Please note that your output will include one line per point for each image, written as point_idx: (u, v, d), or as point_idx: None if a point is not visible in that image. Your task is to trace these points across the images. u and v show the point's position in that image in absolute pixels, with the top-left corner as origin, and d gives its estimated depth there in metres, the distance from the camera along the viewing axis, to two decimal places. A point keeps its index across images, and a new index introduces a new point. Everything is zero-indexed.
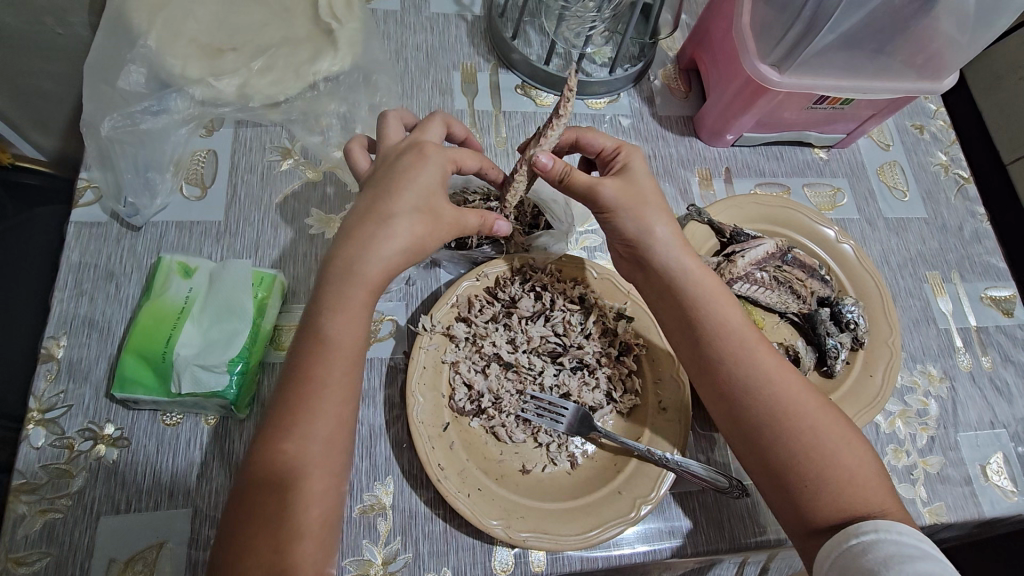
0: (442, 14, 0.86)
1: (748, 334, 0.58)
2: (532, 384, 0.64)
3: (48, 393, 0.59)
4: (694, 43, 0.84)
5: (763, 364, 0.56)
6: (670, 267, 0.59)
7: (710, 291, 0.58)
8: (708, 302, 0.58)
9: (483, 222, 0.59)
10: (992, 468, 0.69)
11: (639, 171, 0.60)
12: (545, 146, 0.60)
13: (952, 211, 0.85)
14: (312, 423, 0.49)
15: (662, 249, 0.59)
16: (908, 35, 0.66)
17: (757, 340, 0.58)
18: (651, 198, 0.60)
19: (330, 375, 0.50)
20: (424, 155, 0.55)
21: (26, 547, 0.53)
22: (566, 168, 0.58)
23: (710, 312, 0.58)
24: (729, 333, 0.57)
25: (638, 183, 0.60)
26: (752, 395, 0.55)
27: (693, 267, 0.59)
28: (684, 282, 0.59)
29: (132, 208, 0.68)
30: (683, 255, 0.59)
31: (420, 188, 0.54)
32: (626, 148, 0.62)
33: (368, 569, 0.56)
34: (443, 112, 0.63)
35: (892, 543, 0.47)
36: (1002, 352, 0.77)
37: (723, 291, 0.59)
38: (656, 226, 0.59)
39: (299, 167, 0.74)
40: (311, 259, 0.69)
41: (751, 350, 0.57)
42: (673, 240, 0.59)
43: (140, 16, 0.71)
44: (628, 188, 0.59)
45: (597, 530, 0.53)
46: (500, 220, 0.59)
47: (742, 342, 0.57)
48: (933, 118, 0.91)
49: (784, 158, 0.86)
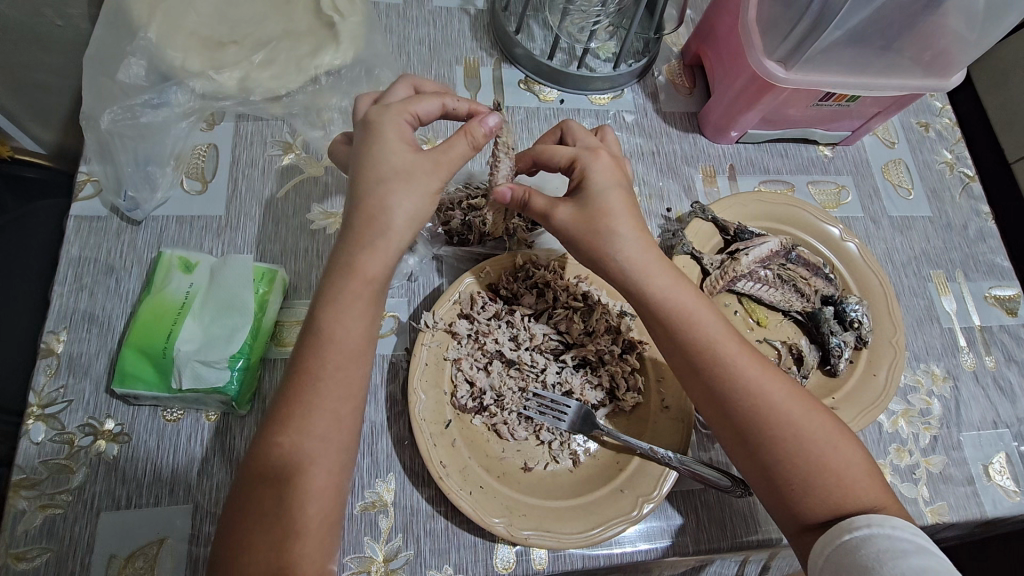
0: (445, 8, 0.85)
1: (727, 346, 0.55)
2: (534, 382, 0.64)
3: (48, 389, 0.59)
4: (699, 39, 0.83)
5: (745, 373, 0.55)
6: (639, 287, 0.57)
7: (688, 305, 0.56)
8: (683, 316, 0.56)
9: (471, 138, 0.54)
10: (994, 468, 0.69)
11: (603, 183, 0.57)
12: (501, 175, 0.62)
13: (957, 210, 0.85)
14: (315, 422, 0.49)
15: (633, 266, 0.56)
16: (914, 32, 0.65)
17: (738, 351, 0.55)
18: (616, 211, 0.56)
19: (325, 372, 0.50)
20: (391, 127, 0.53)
21: (26, 542, 0.52)
22: (525, 191, 0.58)
23: (685, 327, 0.56)
24: (707, 345, 0.55)
25: (598, 199, 0.56)
26: (734, 407, 0.54)
27: (665, 284, 0.56)
28: (657, 297, 0.56)
29: (132, 202, 0.67)
30: (656, 272, 0.56)
31: (401, 169, 0.51)
32: (581, 158, 0.58)
33: (369, 567, 0.55)
34: (409, 76, 0.62)
35: (886, 538, 0.47)
36: (1006, 351, 0.76)
37: (700, 301, 0.57)
38: (627, 240, 0.56)
39: (299, 161, 0.73)
40: (313, 254, 0.69)
41: (731, 363, 0.55)
42: (643, 253, 0.56)
43: (140, 9, 0.70)
44: (588, 210, 0.56)
45: (599, 529, 0.53)
46: (483, 121, 0.54)
47: (721, 355, 0.55)
48: (938, 116, 0.91)
49: (788, 155, 0.85)
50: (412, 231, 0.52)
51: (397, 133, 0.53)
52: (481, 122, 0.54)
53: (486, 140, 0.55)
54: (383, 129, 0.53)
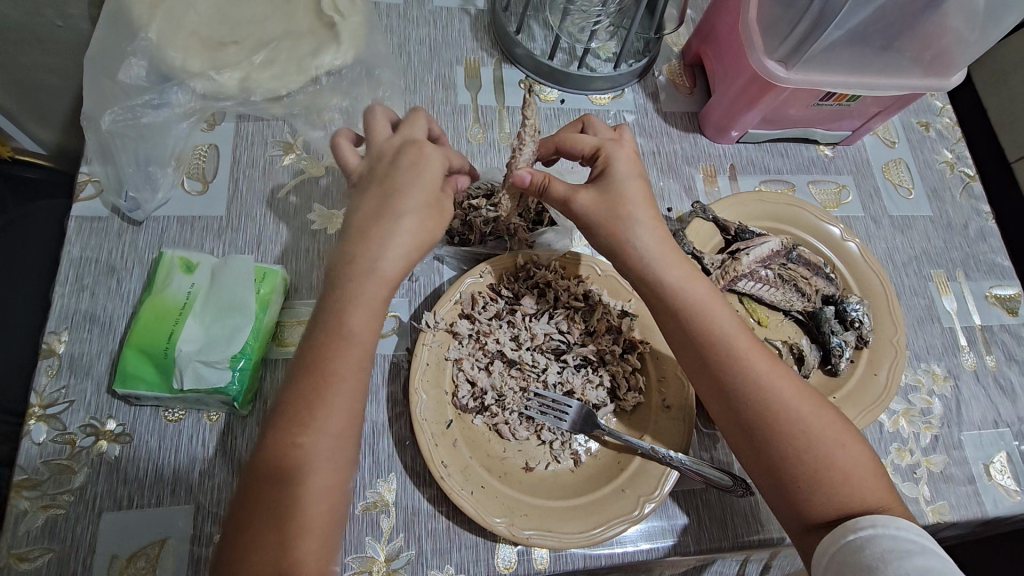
0: (445, 8, 0.85)
1: (739, 341, 0.55)
2: (536, 381, 0.64)
3: (49, 389, 0.59)
4: (700, 39, 0.83)
5: (755, 368, 0.55)
6: (652, 279, 0.57)
7: (699, 300, 0.56)
8: (694, 310, 0.56)
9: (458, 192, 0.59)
10: (995, 468, 0.69)
11: (623, 174, 0.57)
12: (522, 160, 0.62)
13: (957, 209, 0.85)
14: (325, 419, 0.49)
15: (645, 259, 0.56)
16: (915, 32, 0.65)
17: (749, 346, 0.56)
18: (632, 205, 0.57)
19: (331, 370, 0.50)
20: (425, 154, 0.56)
21: (27, 543, 0.52)
22: (544, 176, 0.58)
23: (696, 320, 0.56)
24: (718, 340, 0.55)
25: (617, 189, 0.57)
26: (744, 401, 0.54)
27: (678, 279, 0.56)
28: (669, 291, 0.56)
29: (133, 203, 0.67)
30: (669, 267, 0.56)
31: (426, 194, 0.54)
32: (605, 147, 0.59)
33: (370, 567, 0.55)
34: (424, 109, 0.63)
35: (889, 539, 0.47)
36: (1006, 350, 0.76)
37: (712, 296, 0.57)
38: (639, 235, 0.56)
39: (300, 161, 0.73)
40: (313, 255, 0.69)
41: (742, 358, 0.55)
42: (656, 247, 0.57)
43: (140, 9, 0.70)
44: (604, 200, 0.57)
45: (600, 528, 0.53)
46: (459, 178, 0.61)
47: (732, 350, 0.55)
48: (939, 115, 0.91)
49: (788, 155, 0.85)
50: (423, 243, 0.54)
51: (427, 161, 0.55)
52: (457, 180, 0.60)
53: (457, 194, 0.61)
54: (419, 154, 0.56)
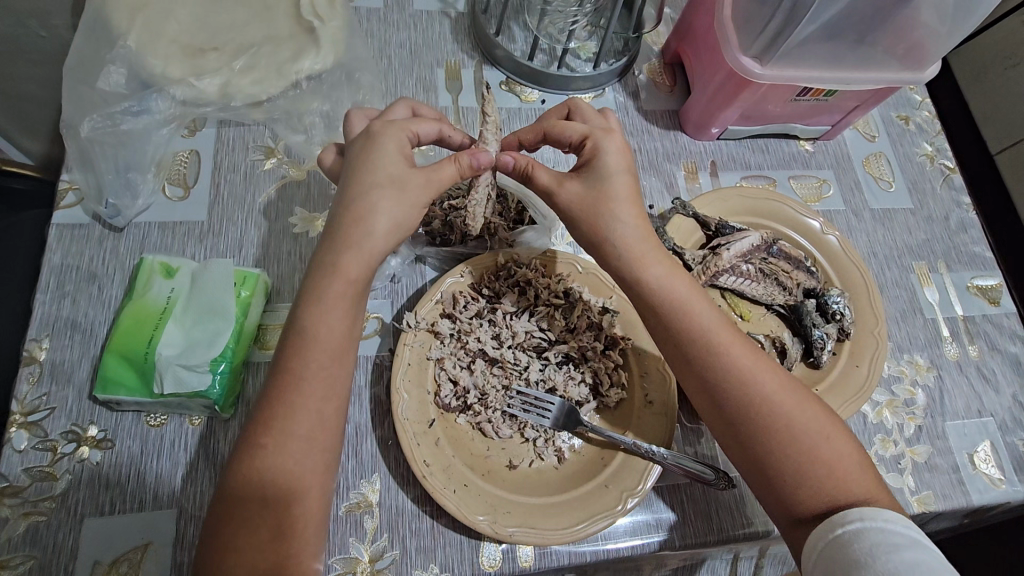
0: (426, 12, 0.86)
1: (719, 335, 0.56)
2: (518, 379, 0.64)
3: (30, 397, 0.59)
4: (678, 37, 0.84)
5: (736, 362, 0.55)
6: (631, 277, 0.57)
7: (680, 295, 0.57)
8: (675, 307, 0.56)
9: (459, 166, 0.55)
10: (979, 457, 0.69)
11: (595, 172, 0.58)
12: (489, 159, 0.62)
13: (938, 201, 0.86)
14: (292, 422, 0.49)
15: (625, 254, 0.57)
16: (886, 26, 0.66)
17: (730, 341, 0.56)
18: (612, 202, 0.57)
19: (308, 372, 0.50)
20: (377, 133, 0.55)
21: (9, 551, 0.52)
22: (527, 162, 0.59)
23: (678, 317, 0.56)
24: (698, 336, 0.56)
25: (592, 187, 0.57)
26: (728, 397, 0.55)
27: (657, 275, 0.57)
28: (650, 287, 0.57)
29: (114, 209, 0.67)
30: (647, 263, 0.57)
31: (384, 176, 0.53)
32: (594, 135, 0.59)
33: (355, 568, 0.55)
34: (407, 99, 0.63)
35: (878, 532, 0.47)
36: (989, 341, 0.77)
37: (693, 292, 0.58)
38: (618, 231, 0.57)
39: (282, 166, 0.74)
40: (295, 258, 0.69)
41: (723, 352, 0.55)
42: (635, 242, 0.57)
43: (120, 17, 0.71)
44: (582, 198, 0.57)
45: (583, 524, 0.53)
46: (474, 154, 0.56)
47: (713, 344, 0.55)
48: (918, 109, 0.92)
49: (769, 150, 0.86)
50: (393, 239, 0.53)
51: (381, 141, 0.54)
52: (471, 154, 0.56)
53: (474, 171, 0.56)
54: (371, 135, 0.54)
